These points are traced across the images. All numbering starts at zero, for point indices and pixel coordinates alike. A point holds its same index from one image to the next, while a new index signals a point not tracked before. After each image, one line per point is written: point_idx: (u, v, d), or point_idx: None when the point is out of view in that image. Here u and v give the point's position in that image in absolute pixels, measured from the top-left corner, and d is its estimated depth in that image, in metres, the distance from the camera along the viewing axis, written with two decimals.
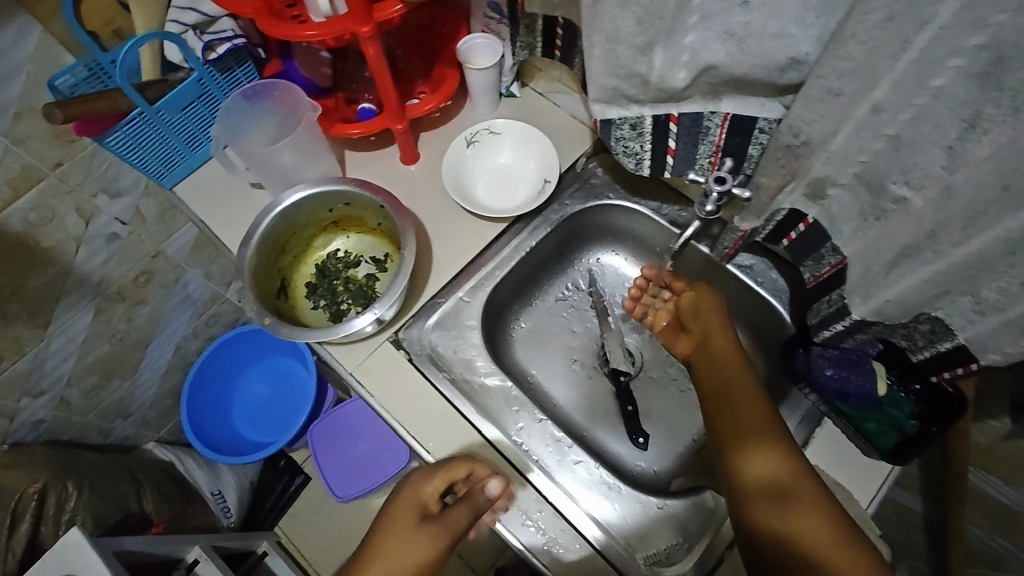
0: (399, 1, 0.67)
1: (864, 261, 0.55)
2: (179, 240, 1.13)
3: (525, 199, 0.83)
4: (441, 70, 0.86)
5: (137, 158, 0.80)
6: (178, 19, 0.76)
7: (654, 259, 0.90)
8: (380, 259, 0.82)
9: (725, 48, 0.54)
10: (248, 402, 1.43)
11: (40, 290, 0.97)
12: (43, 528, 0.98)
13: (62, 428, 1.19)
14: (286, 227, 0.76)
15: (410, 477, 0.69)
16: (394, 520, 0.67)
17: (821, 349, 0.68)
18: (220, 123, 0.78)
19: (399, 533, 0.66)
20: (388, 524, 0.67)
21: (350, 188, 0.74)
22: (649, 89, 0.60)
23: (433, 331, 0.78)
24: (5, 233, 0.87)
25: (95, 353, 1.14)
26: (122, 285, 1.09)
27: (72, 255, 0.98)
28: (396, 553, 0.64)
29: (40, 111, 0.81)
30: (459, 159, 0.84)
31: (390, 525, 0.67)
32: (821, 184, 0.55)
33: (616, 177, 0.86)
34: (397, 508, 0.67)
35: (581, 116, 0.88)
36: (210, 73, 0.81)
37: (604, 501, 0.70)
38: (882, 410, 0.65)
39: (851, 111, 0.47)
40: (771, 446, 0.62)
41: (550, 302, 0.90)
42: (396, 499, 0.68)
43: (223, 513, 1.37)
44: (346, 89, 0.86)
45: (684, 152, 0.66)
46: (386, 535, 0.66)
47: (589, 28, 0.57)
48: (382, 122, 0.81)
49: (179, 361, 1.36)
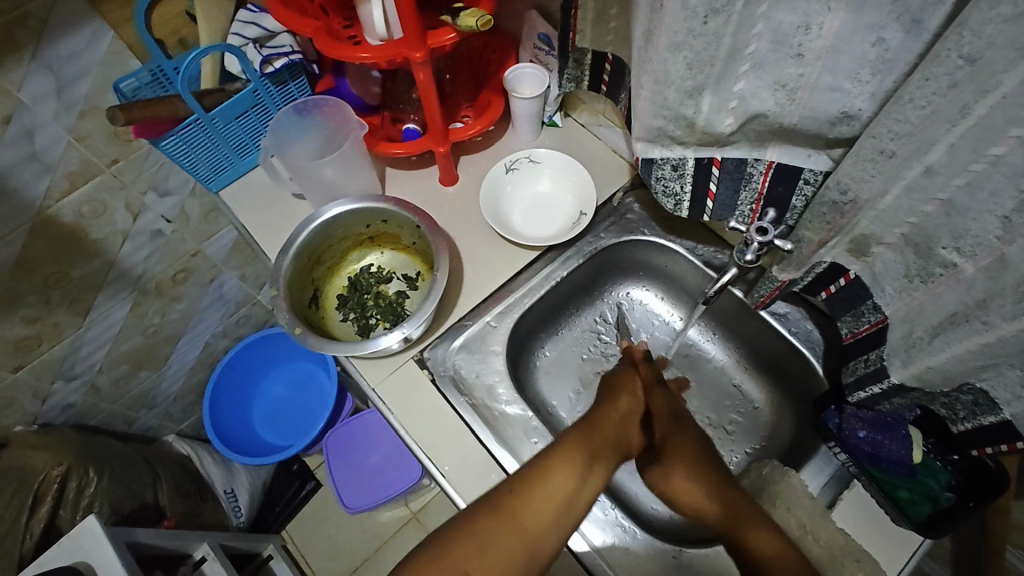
0: (453, 30, 0.68)
1: (906, 323, 0.54)
2: (220, 241, 1.16)
3: (560, 228, 0.83)
4: (487, 97, 0.88)
5: (188, 162, 0.83)
6: (241, 32, 0.81)
7: (685, 298, 0.89)
8: (411, 277, 0.82)
9: (776, 98, 0.53)
10: (269, 403, 1.45)
11: (83, 279, 1.00)
12: (62, 512, 1.00)
13: (90, 414, 1.22)
14: (323, 238, 0.77)
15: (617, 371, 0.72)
16: (622, 387, 0.68)
17: (855, 409, 0.66)
18: (270, 134, 0.80)
19: (631, 395, 0.67)
20: (607, 395, 0.67)
21: (389, 207, 0.76)
22: (694, 133, 0.60)
23: (457, 353, 0.78)
24: (59, 224, 0.91)
25: (129, 344, 1.17)
26: (160, 280, 1.13)
27: (117, 248, 1.01)
28: (612, 418, 0.63)
29: (103, 111, 0.85)
30: (498, 184, 0.85)
31: (615, 396, 0.66)
32: (866, 241, 0.54)
33: (652, 214, 0.86)
34: (621, 382, 0.69)
35: (621, 150, 0.89)
36: (265, 85, 0.84)
37: (616, 543, 0.68)
38: (916, 479, 0.62)
39: (902, 172, 0.46)
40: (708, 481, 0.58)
41: (576, 333, 0.90)
42: (617, 380, 0.70)
43: (234, 512, 1.38)
44: (394, 109, 0.88)
45: (724, 197, 0.66)
46: (612, 400, 0.66)
47: (638, 68, 0.57)
48: (425, 144, 0.82)
49: (206, 358, 1.39)
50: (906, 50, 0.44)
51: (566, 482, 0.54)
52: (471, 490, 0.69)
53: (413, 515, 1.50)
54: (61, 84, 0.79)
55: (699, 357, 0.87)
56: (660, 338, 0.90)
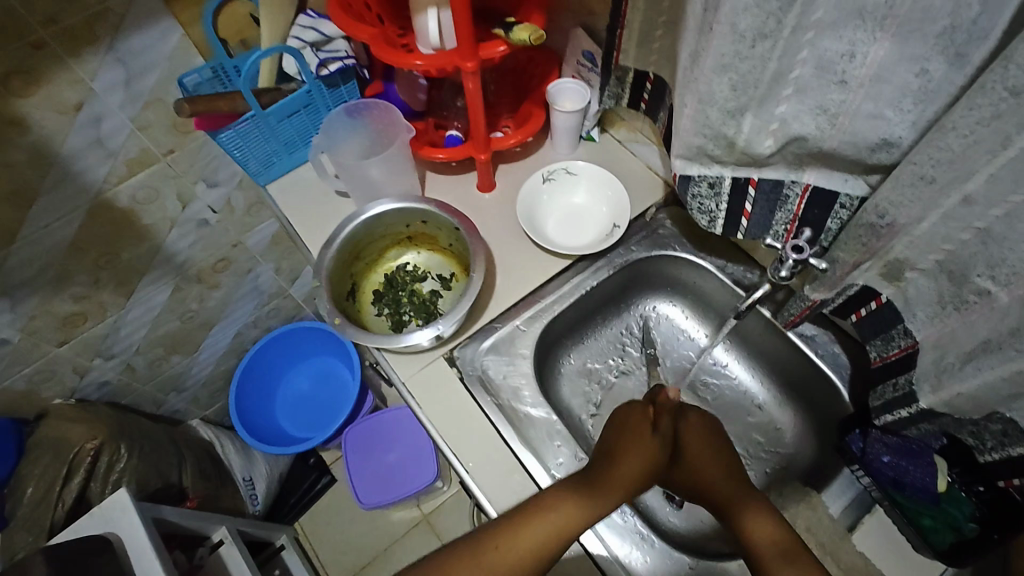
0: (504, 42, 0.71)
1: (937, 349, 0.54)
2: (259, 234, 1.21)
3: (593, 239, 0.85)
4: (529, 108, 0.91)
5: (241, 155, 0.86)
6: (299, 36, 0.85)
7: (712, 316, 0.90)
8: (446, 277, 0.85)
9: (817, 122, 0.55)
10: (292, 395, 1.48)
11: (131, 261, 1.05)
12: (92, 485, 1.04)
13: (123, 392, 1.26)
14: (365, 235, 0.80)
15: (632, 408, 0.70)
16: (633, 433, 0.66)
17: (879, 433, 0.66)
18: (322, 133, 0.84)
19: (640, 442, 0.65)
20: (618, 439, 0.65)
21: (431, 209, 0.78)
22: (733, 153, 0.62)
23: (486, 354, 0.80)
24: (114, 208, 0.96)
25: (165, 327, 1.21)
26: (201, 268, 1.17)
27: (165, 234, 1.06)
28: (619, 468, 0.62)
29: (166, 103, 0.90)
30: (535, 193, 0.87)
31: (627, 442, 0.65)
32: (900, 266, 0.55)
33: (683, 231, 0.87)
34: (636, 426, 0.67)
35: (656, 167, 0.91)
36: (319, 87, 0.87)
37: (634, 552, 0.69)
38: (938, 506, 0.62)
39: (941, 199, 0.47)
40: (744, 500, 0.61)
41: (602, 343, 0.91)
42: (631, 422, 0.67)
43: (251, 499, 1.40)
44: (437, 115, 0.92)
45: (760, 217, 0.67)
46: (622, 445, 0.64)
47: (682, 88, 0.59)
48: (468, 150, 0.85)
49: (236, 347, 1.43)
50: (949, 82, 0.45)
51: (550, 536, 0.56)
52: (493, 487, 0.71)
53: (424, 517, 1.51)
54: (130, 76, 0.84)
55: (721, 375, 0.88)
56: (684, 353, 0.91)
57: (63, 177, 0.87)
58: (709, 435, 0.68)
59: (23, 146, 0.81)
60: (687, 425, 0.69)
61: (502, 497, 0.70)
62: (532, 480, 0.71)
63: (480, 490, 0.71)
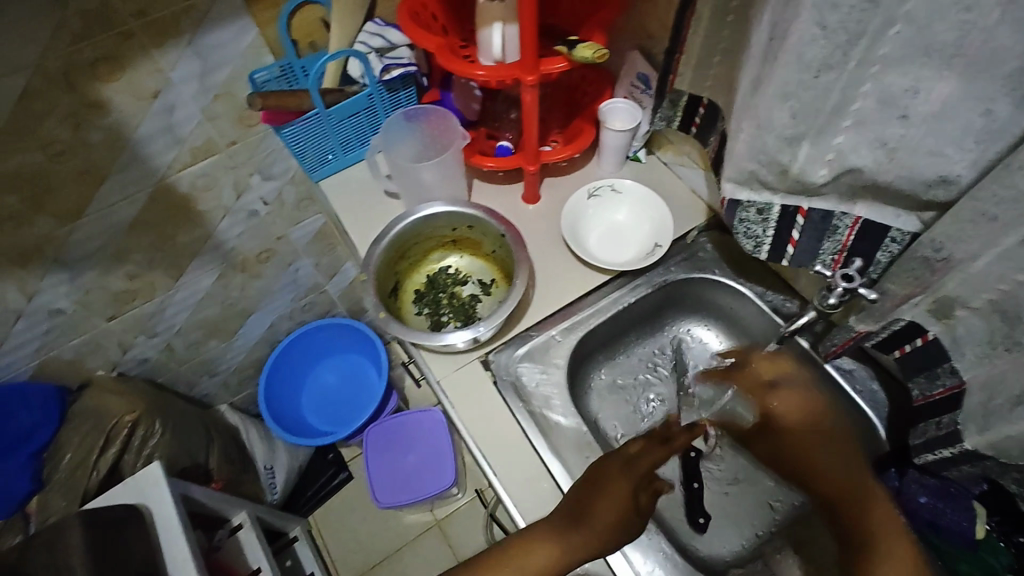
0: (564, 59, 0.73)
1: (986, 390, 0.53)
2: (305, 228, 1.24)
3: (634, 257, 0.86)
4: (579, 125, 0.93)
5: (300, 150, 0.90)
6: (366, 41, 0.88)
7: (747, 343, 0.90)
8: (486, 282, 0.87)
9: (874, 155, 0.56)
10: (319, 389, 1.51)
11: (183, 245, 1.09)
12: (126, 457, 1.07)
13: (161, 371, 1.31)
14: (412, 235, 0.83)
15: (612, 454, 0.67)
16: (608, 482, 0.64)
17: (917, 475, 0.65)
18: (380, 134, 0.88)
19: (613, 496, 0.62)
20: (593, 489, 0.64)
21: (479, 214, 0.80)
22: (785, 180, 0.62)
23: (520, 360, 0.81)
24: (174, 192, 1.01)
25: (206, 312, 1.25)
26: (247, 257, 1.21)
27: (217, 222, 1.10)
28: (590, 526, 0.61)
29: (235, 97, 0.94)
30: (580, 209, 0.89)
31: (602, 493, 0.63)
32: (951, 303, 0.55)
33: (724, 255, 0.88)
34: (611, 475, 0.64)
35: (700, 191, 0.92)
36: (379, 91, 0.91)
37: (656, 570, 0.69)
38: (976, 553, 0.60)
39: (1001, 237, 0.47)
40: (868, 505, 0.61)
41: (633, 360, 0.92)
42: (605, 471, 0.65)
43: (270, 488, 1.43)
44: (490, 126, 0.94)
45: (806, 245, 0.68)
46: (597, 496, 0.63)
47: (741, 113, 0.60)
48: (517, 161, 0.87)
49: (270, 337, 1.46)
50: (1015, 124, 0.46)
51: None
52: (520, 492, 0.72)
53: (437, 522, 1.51)
54: (205, 69, 0.88)
55: None
56: None
57: (133, 160, 0.92)
58: (805, 403, 0.70)
59: (100, 128, 0.86)
60: (787, 398, 0.71)
61: (528, 502, 0.71)
62: (559, 488, 0.72)
63: (507, 493, 0.72)
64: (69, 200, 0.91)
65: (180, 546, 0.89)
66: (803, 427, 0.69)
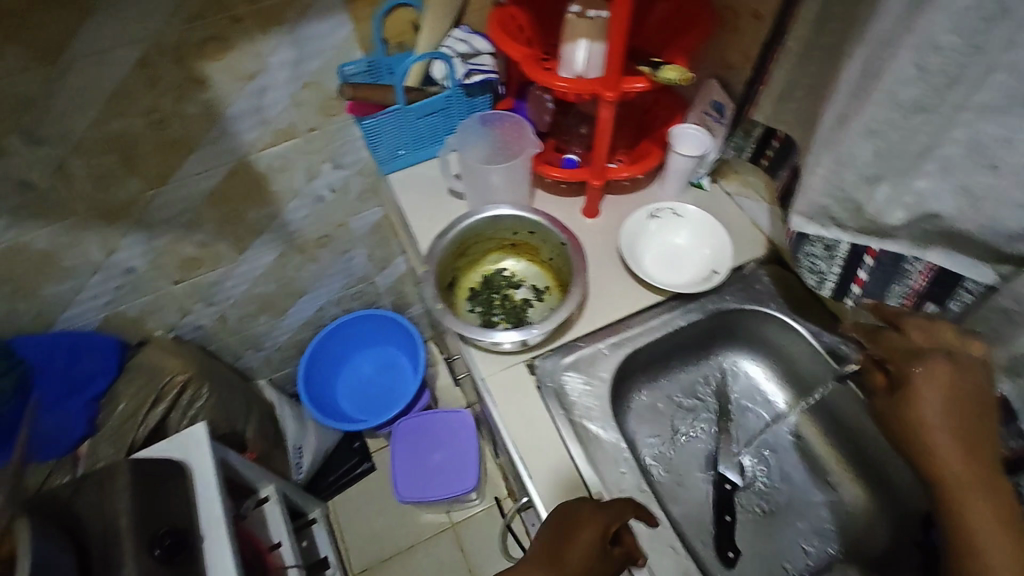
0: (645, 80, 0.75)
1: None
2: (364, 219, 1.27)
3: (688, 281, 0.86)
4: (647, 146, 0.94)
5: (376, 142, 0.94)
6: (452, 46, 0.92)
7: (794, 382, 0.89)
8: (540, 289, 0.88)
9: (957, 202, 0.55)
10: (356, 377, 1.55)
11: (252, 221, 1.14)
12: (172, 415, 1.12)
13: (212, 339, 1.36)
14: (474, 235, 0.85)
15: (577, 505, 0.66)
16: (578, 531, 0.63)
17: None
18: (457, 135, 0.91)
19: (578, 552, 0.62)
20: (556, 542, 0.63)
21: (542, 221, 0.82)
22: (858, 219, 0.62)
23: (566, 369, 0.81)
24: (252, 170, 1.06)
25: (262, 288, 1.31)
26: (307, 240, 1.25)
27: (285, 203, 1.15)
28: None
29: (322, 86, 0.99)
30: (640, 228, 0.90)
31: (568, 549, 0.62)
32: None
33: (781, 290, 0.87)
34: (579, 528, 0.63)
35: (762, 224, 0.91)
36: (459, 93, 0.95)
37: None
38: None
39: None
40: (987, 503, 0.55)
41: (675, 385, 0.91)
42: (573, 524, 0.64)
43: (296, 467, 1.46)
44: (559, 139, 0.96)
45: (873, 286, 0.68)
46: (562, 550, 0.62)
47: (820, 148, 0.61)
48: (583, 174, 0.89)
49: (316, 320, 1.51)
50: None
51: None
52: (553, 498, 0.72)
53: (451, 525, 1.52)
54: (299, 58, 0.94)
55: (796, 443, 0.86)
56: (759, 413, 0.89)
57: (221, 135, 0.98)
58: (951, 392, 0.58)
59: (198, 102, 0.92)
60: (928, 375, 0.59)
61: None
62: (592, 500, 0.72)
63: (540, 498, 0.72)
64: (157, 165, 0.97)
65: (215, 505, 0.92)
66: (936, 421, 0.58)
